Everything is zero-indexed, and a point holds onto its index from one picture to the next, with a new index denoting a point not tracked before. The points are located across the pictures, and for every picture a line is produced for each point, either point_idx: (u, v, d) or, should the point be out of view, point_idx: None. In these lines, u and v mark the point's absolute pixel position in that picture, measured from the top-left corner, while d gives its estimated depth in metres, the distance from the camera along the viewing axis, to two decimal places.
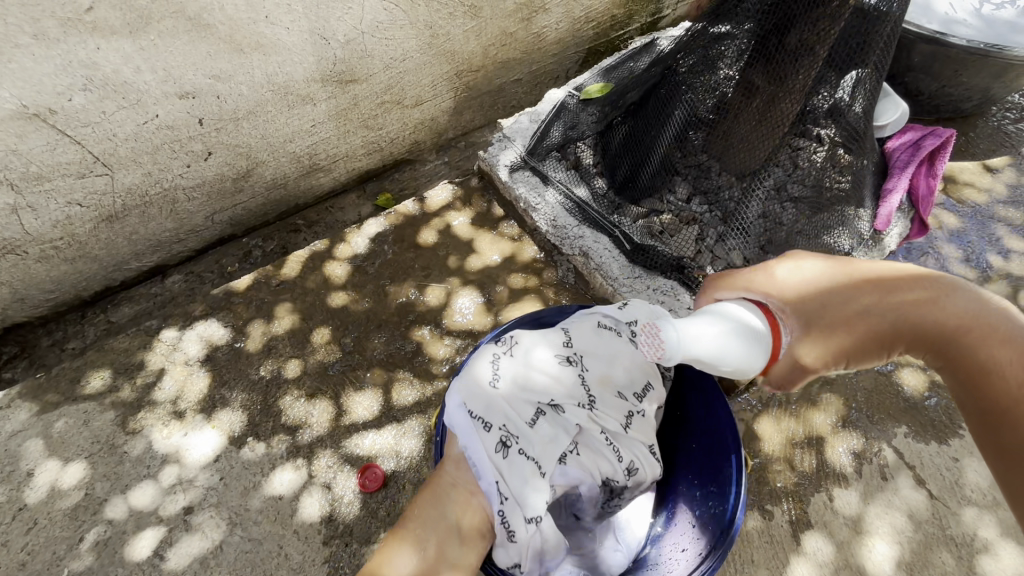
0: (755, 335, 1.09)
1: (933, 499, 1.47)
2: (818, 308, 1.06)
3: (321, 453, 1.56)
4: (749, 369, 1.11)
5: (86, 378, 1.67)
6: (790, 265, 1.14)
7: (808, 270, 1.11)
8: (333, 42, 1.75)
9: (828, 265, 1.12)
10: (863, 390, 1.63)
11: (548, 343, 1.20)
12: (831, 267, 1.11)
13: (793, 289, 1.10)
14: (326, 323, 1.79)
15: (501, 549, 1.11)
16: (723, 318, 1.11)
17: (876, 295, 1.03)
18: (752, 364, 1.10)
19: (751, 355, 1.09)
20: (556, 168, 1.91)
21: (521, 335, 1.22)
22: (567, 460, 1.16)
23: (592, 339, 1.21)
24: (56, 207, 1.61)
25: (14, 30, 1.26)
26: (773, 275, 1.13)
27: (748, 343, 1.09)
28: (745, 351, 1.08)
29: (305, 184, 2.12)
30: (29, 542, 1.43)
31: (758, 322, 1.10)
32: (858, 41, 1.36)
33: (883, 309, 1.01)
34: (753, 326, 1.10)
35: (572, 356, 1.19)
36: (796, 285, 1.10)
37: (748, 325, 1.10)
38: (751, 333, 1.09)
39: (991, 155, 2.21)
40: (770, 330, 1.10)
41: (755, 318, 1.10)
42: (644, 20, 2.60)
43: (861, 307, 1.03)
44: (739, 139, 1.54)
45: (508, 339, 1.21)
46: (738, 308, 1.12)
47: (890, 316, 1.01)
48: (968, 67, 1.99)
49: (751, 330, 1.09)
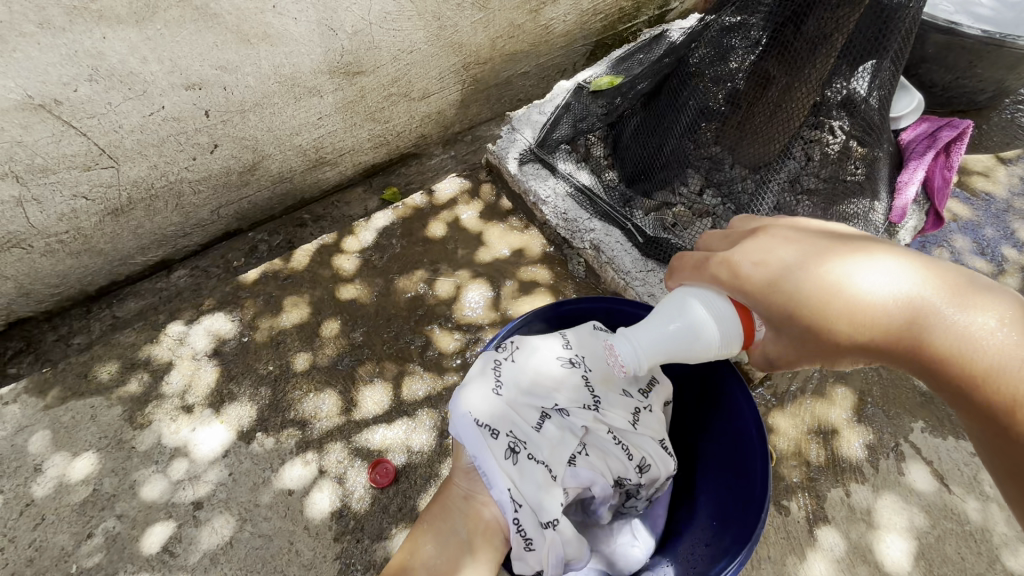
0: (721, 317, 0.94)
1: (952, 494, 1.45)
2: (777, 314, 0.86)
3: (330, 448, 1.54)
4: (736, 348, 0.96)
5: (93, 372, 1.66)
6: (755, 246, 0.89)
7: (774, 257, 0.86)
8: (340, 33, 1.73)
9: (805, 243, 0.85)
10: (879, 385, 1.61)
11: (549, 347, 1.17)
12: (805, 250, 0.84)
13: (751, 286, 0.88)
14: (334, 317, 1.77)
15: (518, 560, 1.09)
16: (679, 307, 0.98)
17: (845, 303, 0.78)
18: (734, 344, 0.96)
19: (727, 338, 0.95)
20: (565, 160, 1.88)
21: (522, 339, 1.18)
22: (576, 462, 1.13)
23: (589, 342, 1.18)
24: (61, 200, 1.59)
25: (19, 18, 1.24)
26: (733, 266, 0.90)
27: (716, 329, 0.94)
28: (719, 338, 0.95)
29: (311, 178, 2.10)
30: (37, 538, 1.41)
31: (722, 302, 0.95)
32: (876, 29, 1.31)
33: (851, 323, 0.78)
34: (717, 307, 0.95)
35: (573, 359, 1.16)
36: (755, 282, 0.87)
37: (709, 309, 0.95)
38: (716, 317, 0.94)
39: (1005, 147, 2.18)
40: (738, 315, 0.95)
41: (715, 300, 0.95)
42: (652, 12, 2.58)
43: (822, 318, 0.80)
44: (751, 131, 1.52)
45: (509, 345, 1.18)
46: (697, 293, 0.97)
47: (860, 330, 0.77)
48: (983, 57, 1.97)
49: (714, 313, 0.95)
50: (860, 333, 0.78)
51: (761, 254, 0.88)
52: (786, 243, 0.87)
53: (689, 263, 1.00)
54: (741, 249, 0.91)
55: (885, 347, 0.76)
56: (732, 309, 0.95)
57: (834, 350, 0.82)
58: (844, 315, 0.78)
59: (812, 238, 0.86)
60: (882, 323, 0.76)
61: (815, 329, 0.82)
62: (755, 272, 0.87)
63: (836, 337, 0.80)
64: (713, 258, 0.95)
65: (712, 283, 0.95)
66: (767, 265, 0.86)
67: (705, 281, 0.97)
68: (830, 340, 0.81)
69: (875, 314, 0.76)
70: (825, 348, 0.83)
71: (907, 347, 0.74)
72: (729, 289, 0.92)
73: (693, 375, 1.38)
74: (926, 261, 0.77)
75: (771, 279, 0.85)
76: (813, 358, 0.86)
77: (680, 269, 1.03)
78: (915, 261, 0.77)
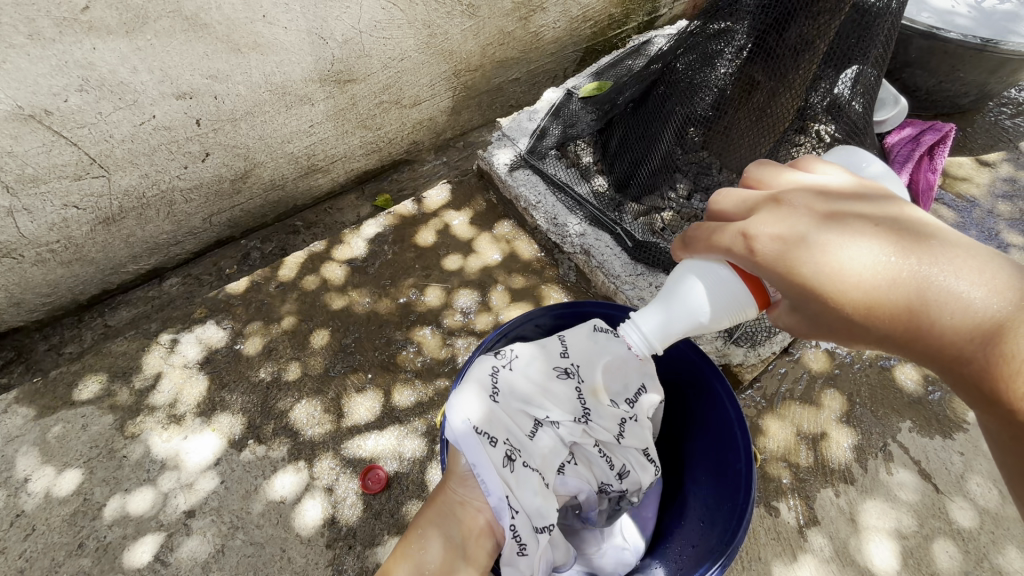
0: (726, 285, 0.98)
1: (938, 493, 1.46)
2: (791, 293, 0.84)
3: (322, 455, 1.54)
4: (751, 312, 0.99)
5: (83, 382, 1.66)
6: (775, 218, 0.86)
7: (795, 232, 0.83)
8: (330, 41, 1.74)
9: (824, 216, 0.83)
10: (867, 386, 1.63)
11: (544, 357, 1.19)
12: (828, 225, 0.81)
13: (765, 262, 0.85)
14: (326, 324, 1.78)
15: (508, 565, 1.09)
16: (679, 286, 1.03)
17: (863, 288, 0.76)
18: (747, 307, 0.98)
19: (737, 305, 0.98)
20: (556, 166, 1.91)
21: (519, 348, 1.20)
22: (565, 471, 1.16)
23: (586, 346, 1.19)
24: (51, 210, 1.59)
25: (9, 29, 1.24)
26: (749, 238, 0.87)
27: (722, 299, 0.98)
28: (727, 306, 0.98)
29: (303, 185, 2.11)
30: (27, 549, 1.40)
31: (725, 271, 0.98)
32: (856, 36, 1.35)
33: (867, 307, 0.76)
34: (720, 277, 0.98)
35: (568, 369, 1.17)
36: (769, 258, 0.85)
37: (712, 281, 0.99)
38: (720, 286, 0.98)
39: (988, 149, 2.22)
40: (744, 281, 0.97)
41: (719, 272, 0.98)
42: (641, 19, 2.61)
43: (837, 302, 0.79)
44: (737, 135, 1.53)
45: (508, 352, 1.19)
46: (697, 268, 1.01)
47: (876, 317, 0.76)
48: (965, 62, 1.99)
49: (717, 283, 0.98)
50: (875, 318, 0.76)
51: (780, 227, 0.85)
52: (808, 216, 0.84)
53: (702, 234, 0.97)
54: (760, 220, 0.87)
55: (898, 335, 0.75)
56: (738, 277, 0.97)
57: (847, 331, 0.81)
58: (861, 301, 0.77)
59: (839, 213, 0.83)
60: (901, 311, 0.73)
61: (829, 311, 0.81)
62: (772, 247, 0.84)
63: (850, 321, 0.79)
64: (728, 229, 0.92)
65: (725, 254, 0.93)
66: (785, 240, 0.83)
67: (717, 253, 0.95)
68: (843, 322, 0.80)
69: (895, 303, 0.74)
70: (837, 328, 0.82)
71: (919, 336, 0.72)
72: (741, 261, 0.90)
73: (682, 379, 1.40)
74: (950, 244, 0.74)
75: (787, 256, 0.83)
76: (824, 335, 0.86)
77: (697, 239, 0.99)
78: (947, 247, 0.73)
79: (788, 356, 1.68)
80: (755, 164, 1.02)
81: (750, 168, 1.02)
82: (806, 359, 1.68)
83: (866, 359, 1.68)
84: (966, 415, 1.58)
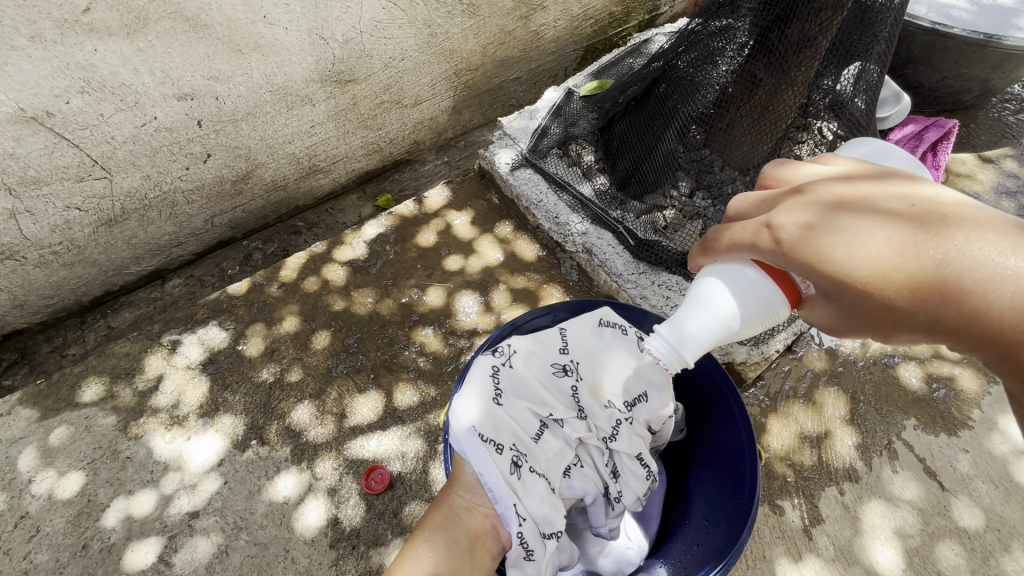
0: (756, 287, 0.97)
1: (943, 490, 1.46)
2: (829, 284, 0.82)
3: (325, 456, 1.54)
4: (782, 312, 0.98)
5: (87, 383, 1.66)
6: (799, 209, 0.85)
7: (821, 219, 0.82)
8: (331, 41, 1.74)
9: (854, 203, 0.81)
10: (871, 383, 1.63)
11: (543, 352, 1.20)
12: (856, 210, 0.80)
13: (793, 251, 0.84)
14: (328, 325, 1.78)
15: (514, 567, 1.10)
16: (710, 292, 1.01)
17: (903, 271, 0.73)
18: (779, 308, 0.97)
19: (769, 305, 0.96)
20: (557, 165, 1.90)
21: (518, 343, 1.21)
22: (571, 474, 1.15)
23: (589, 342, 1.21)
24: (54, 211, 1.59)
25: (10, 31, 1.24)
26: (774, 229, 0.87)
27: (755, 300, 0.97)
28: (760, 309, 0.97)
29: (305, 185, 2.11)
30: (32, 551, 1.40)
31: (752, 271, 0.97)
32: (858, 33, 1.35)
33: (909, 291, 0.73)
34: (749, 278, 0.97)
35: (567, 365, 1.20)
36: (800, 248, 0.83)
37: (744, 283, 0.97)
38: (752, 288, 0.97)
39: (991, 146, 2.21)
40: (772, 279, 0.96)
41: (745, 272, 0.98)
42: (642, 17, 2.62)
43: (875, 287, 0.76)
44: (740, 134, 1.52)
45: (507, 349, 1.20)
46: (722, 273, 1.00)
47: (919, 299, 0.72)
48: (969, 57, 1.99)
49: (751, 284, 0.97)
50: (919, 302, 0.72)
51: (806, 216, 0.84)
52: (835, 204, 0.82)
53: (723, 238, 0.97)
54: (784, 211, 0.87)
55: (945, 321, 0.70)
56: (767, 277, 0.96)
57: (890, 320, 0.78)
58: (903, 284, 0.73)
59: (866, 196, 0.81)
60: (948, 293, 0.69)
61: (868, 299, 0.78)
62: (799, 234, 0.83)
63: (891, 308, 0.76)
64: (753, 226, 0.91)
65: (749, 251, 0.92)
66: (813, 229, 0.82)
67: (742, 251, 0.94)
68: (883, 311, 0.77)
69: (938, 285, 0.70)
70: (878, 316, 0.78)
71: (971, 320, 0.68)
72: (767, 256, 0.89)
73: (693, 380, 1.39)
74: (994, 219, 0.70)
75: (818, 244, 0.81)
76: (866, 327, 0.83)
77: (718, 244, 0.99)
78: (991, 223, 0.69)
79: (791, 355, 1.68)
80: (770, 164, 1.02)
81: (767, 167, 1.03)
82: (809, 358, 1.68)
83: (870, 357, 1.67)
84: (970, 413, 1.58)
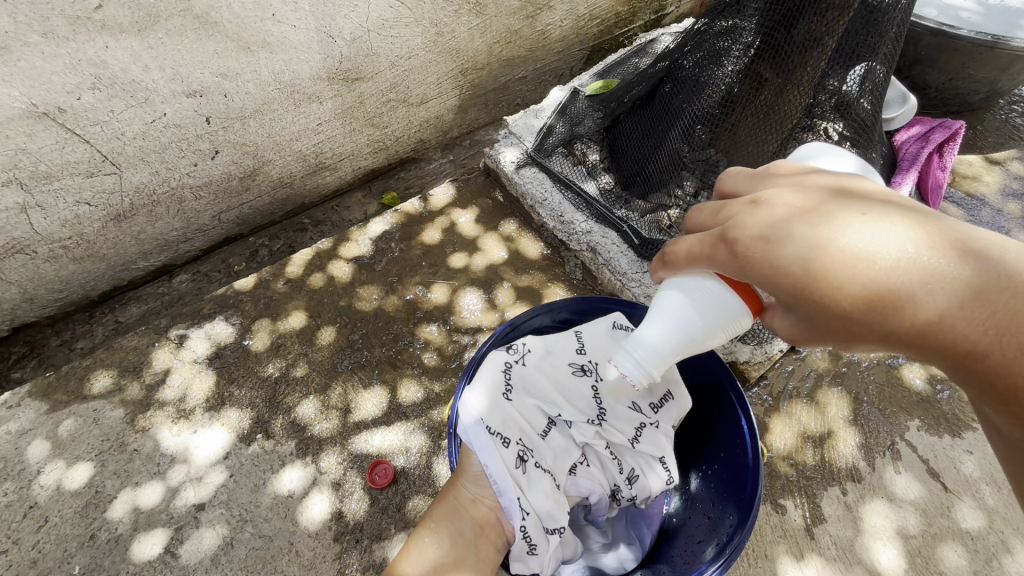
0: (715, 298, 0.94)
1: (946, 491, 1.46)
2: (785, 296, 0.78)
3: (330, 450, 1.55)
4: (744, 321, 0.96)
5: (95, 376, 1.68)
6: (753, 219, 0.81)
7: (776, 230, 0.77)
8: (339, 40, 1.75)
9: (807, 212, 0.77)
10: (874, 384, 1.63)
11: (557, 352, 1.21)
12: (810, 219, 0.76)
13: (750, 263, 0.79)
14: (333, 321, 1.79)
15: (518, 561, 1.10)
16: (669, 304, 0.97)
17: (861, 284, 0.70)
18: (742, 318, 0.95)
19: (730, 317, 0.94)
20: (562, 164, 1.90)
21: (530, 342, 1.21)
22: (577, 471, 1.18)
23: (604, 344, 1.22)
24: (65, 206, 1.61)
25: (24, 28, 1.26)
26: (730, 241, 0.82)
27: (715, 312, 0.94)
28: (721, 321, 0.95)
29: (311, 183, 2.13)
30: (40, 540, 1.42)
31: (713, 283, 0.93)
32: (865, 32, 1.34)
33: (864, 304, 0.71)
34: (709, 289, 0.94)
35: (585, 365, 1.21)
36: (756, 262, 0.79)
37: (703, 295, 0.94)
38: (711, 301, 0.94)
39: (997, 147, 2.20)
40: (735, 290, 0.93)
41: (706, 283, 0.94)
42: (648, 17, 2.62)
43: (832, 300, 0.73)
44: (745, 134, 1.53)
45: (520, 347, 1.20)
46: (681, 284, 0.96)
47: (876, 312, 0.70)
48: (975, 59, 1.98)
49: (710, 297, 0.94)
50: (874, 315, 0.71)
51: (760, 226, 0.79)
52: (789, 211, 0.78)
53: (680, 249, 0.92)
54: (737, 221, 0.82)
55: (901, 333, 0.70)
56: (727, 287, 0.93)
57: (844, 332, 0.75)
58: (860, 298, 0.71)
59: (819, 204, 0.78)
60: (905, 305, 0.68)
61: (825, 313, 0.75)
62: (754, 247, 0.79)
63: (847, 320, 0.73)
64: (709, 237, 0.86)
65: (708, 264, 0.87)
66: (768, 240, 0.78)
67: (704, 265, 0.89)
68: (839, 324, 0.75)
69: (896, 298, 0.69)
70: (833, 329, 0.76)
71: (928, 332, 0.67)
72: (726, 268, 0.85)
73: (697, 376, 1.39)
74: (940, 226, 0.70)
75: (774, 256, 0.77)
76: (817, 338, 0.81)
77: (674, 256, 0.93)
78: (940, 232, 0.69)
79: (794, 355, 1.68)
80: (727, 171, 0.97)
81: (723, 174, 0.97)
82: (812, 358, 1.67)
83: (873, 358, 1.67)
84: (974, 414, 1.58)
